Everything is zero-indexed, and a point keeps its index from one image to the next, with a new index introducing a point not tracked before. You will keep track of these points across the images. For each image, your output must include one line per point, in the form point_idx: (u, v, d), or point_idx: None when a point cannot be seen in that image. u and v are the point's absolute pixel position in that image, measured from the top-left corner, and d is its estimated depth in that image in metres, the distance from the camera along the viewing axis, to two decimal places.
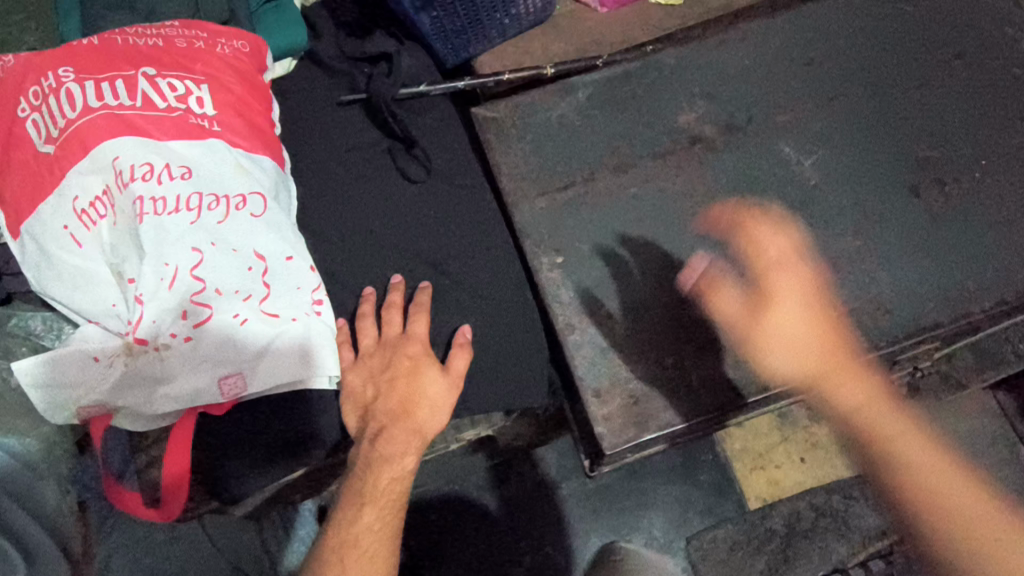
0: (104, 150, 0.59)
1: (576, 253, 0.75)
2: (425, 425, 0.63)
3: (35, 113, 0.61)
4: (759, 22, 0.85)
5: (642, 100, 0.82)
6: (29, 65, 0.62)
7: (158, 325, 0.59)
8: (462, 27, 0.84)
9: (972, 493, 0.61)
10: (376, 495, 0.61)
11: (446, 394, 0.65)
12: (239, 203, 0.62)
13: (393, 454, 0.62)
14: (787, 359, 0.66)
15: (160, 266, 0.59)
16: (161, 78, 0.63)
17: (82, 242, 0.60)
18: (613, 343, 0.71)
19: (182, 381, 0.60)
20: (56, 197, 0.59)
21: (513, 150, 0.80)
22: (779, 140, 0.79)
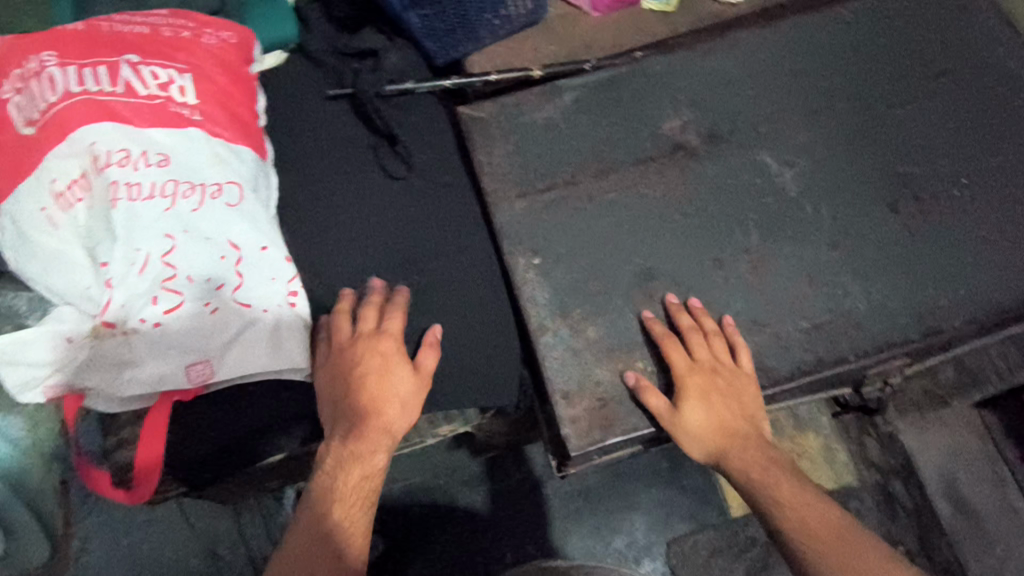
0: (83, 134, 0.60)
1: (554, 255, 0.75)
2: (395, 423, 0.63)
3: (17, 95, 0.61)
4: (747, 32, 0.86)
5: (628, 105, 0.83)
6: (13, 48, 0.62)
7: (127, 309, 0.61)
8: (451, 26, 0.84)
9: (872, 546, 0.58)
10: (346, 492, 0.60)
11: (415, 394, 0.65)
12: (214, 192, 0.63)
13: (363, 451, 0.61)
14: (688, 446, 0.67)
15: (131, 252, 0.60)
16: (144, 65, 0.64)
17: (57, 224, 0.60)
18: (585, 345, 0.72)
19: (149, 366, 0.61)
20: (34, 178, 0.59)
21: (497, 150, 0.81)
22: (761, 150, 0.80)
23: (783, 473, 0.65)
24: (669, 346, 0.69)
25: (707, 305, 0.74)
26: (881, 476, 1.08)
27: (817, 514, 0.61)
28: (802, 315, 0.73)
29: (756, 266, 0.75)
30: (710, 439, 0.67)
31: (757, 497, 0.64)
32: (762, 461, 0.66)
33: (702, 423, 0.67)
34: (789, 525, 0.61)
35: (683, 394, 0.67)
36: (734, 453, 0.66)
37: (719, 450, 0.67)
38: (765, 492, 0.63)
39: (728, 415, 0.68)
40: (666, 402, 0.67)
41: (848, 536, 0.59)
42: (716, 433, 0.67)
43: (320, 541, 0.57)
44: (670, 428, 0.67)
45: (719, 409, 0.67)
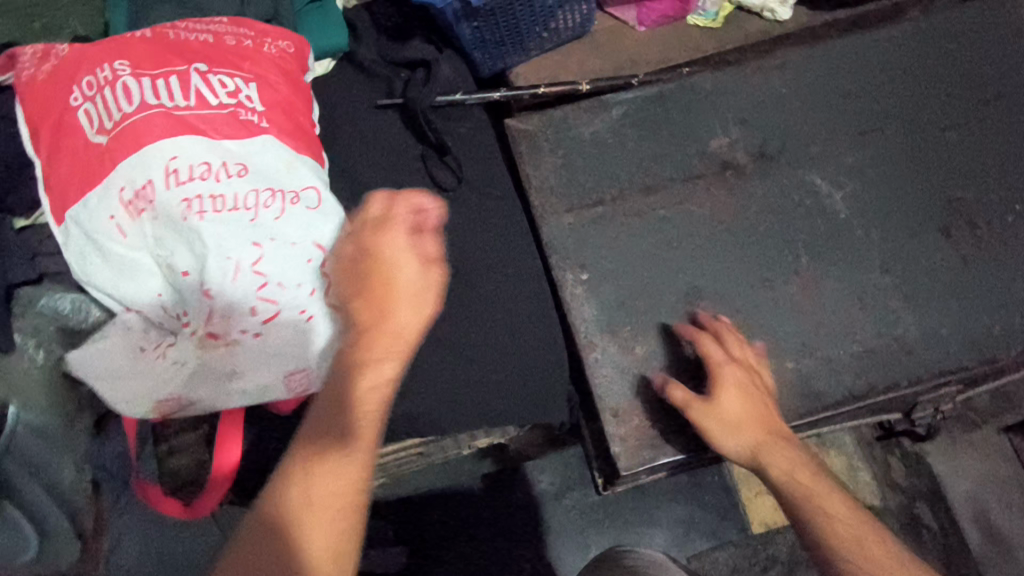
0: (160, 149, 0.61)
1: (602, 271, 0.75)
2: (403, 326, 0.58)
3: (89, 102, 0.63)
4: (797, 51, 0.85)
5: (676, 122, 0.83)
6: (86, 54, 0.64)
7: (227, 323, 0.62)
8: (500, 39, 0.84)
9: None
10: (353, 403, 0.55)
11: (424, 283, 0.60)
12: (294, 199, 0.65)
13: (370, 357, 0.57)
14: (722, 440, 0.65)
15: (224, 261, 0.60)
16: (213, 74, 0.65)
17: (124, 232, 0.61)
18: (634, 363, 0.71)
19: (251, 375, 0.63)
20: (102, 188, 0.61)
21: (544, 164, 0.81)
22: (810, 171, 0.79)
23: (828, 489, 0.62)
24: (703, 342, 0.69)
25: (758, 323, 0.73)
26: (906, 498, 1.05)
27: (869, 535, 0.58)
28: (853, 339, 0.72)
29: (806, 287, 0.74)
30: (745, 434, 0.65)
31: (804, 499, 0.61)
32: (806, 474, 0.63)
33: (736, 416, 0.65)
34: (837, 534, 0.58)
35: (718, 387, 0.66)
36: (772, 453, 0.64)
37: (756, 448, 0.65)
38: (818, 497, 0.61)
39: (760, 412, 0.66)
40: (689, 395, 0.66)
41: (896, 552, 0.56)
42: (752, 427, 0.65)
43: (323, 452, 0.52)
44: (701, 420, 0.65)
45: (754, 406, 0.66)
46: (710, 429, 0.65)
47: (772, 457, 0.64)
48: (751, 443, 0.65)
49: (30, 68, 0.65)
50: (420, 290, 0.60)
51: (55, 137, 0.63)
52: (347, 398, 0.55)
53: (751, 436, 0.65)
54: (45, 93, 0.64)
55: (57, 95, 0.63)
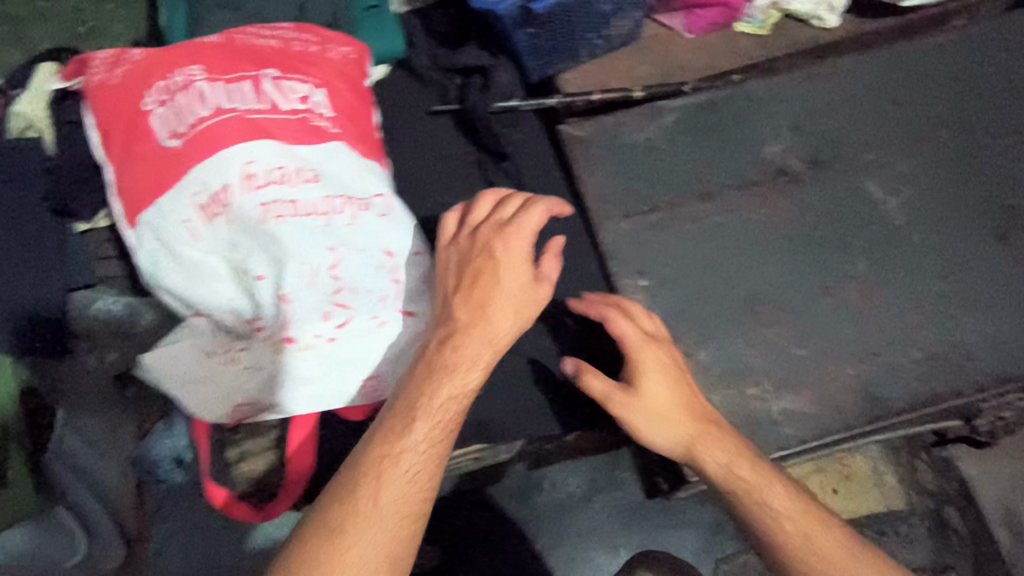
0: (235, 152, 0.61)
1: (660, 277, 0.76)
2: (497, 332, 0.59)
3: (163, 107, 0.63)
4: (846, 60, 0.86)
5: (728, 128, 0.83)
6: (159, 60, 0.64)
7: (302, 327, 0.60)
8: (553, 46, 0.83)
9: None
10: (433, 409, 0.55)
11: (533, 299, 0.61)
12: (364, 205, 0.65)
13: (457, 363, 0.57)
14: (649, 427, 0.63)
15: (301, 265, 0.60)
16: (284, 81, 0.66)
17: (201, 236, 0.61)
18: (695, 369, 0.72)
19: (324, 379, 0.61)
20: (179, 192, 0.61)
21: (599, 169, 0.81)
22: (865, 177, 0.80)
23: (773, 476, 0.60)
24: (610, 324, 0.67)
25: (817, 328, 0.73)
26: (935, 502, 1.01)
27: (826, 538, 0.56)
28: (913, 345, 0.72)
29: (866, 293, 0.74)
30: (677, 419, 0.63)
31: (742, 494, 0.59)
32: (741, 457, 0.61)
33: (663, 399, 0.63)
34: (784, 530, 0.57)
35: (638, 371, 0.64)
36: (707, 440, 0.62)
37: (688, 432, 0.62)
38: (761, 488, 0.59)
39: (687, 393, 0.64)
40: (607, 385, 0.64)
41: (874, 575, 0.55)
42: (681, 411, 0.63)
43: (392, 453, 0.52)
44: (621, 410, 0.63)
45: (676, 389, 0.64)
46: (632, 419, 0.63)
47: (705, 441, 0.61)
48: (683, 428, 0.62)
49: (102, 74, 0.65)
50: (523, 299, 0.61)
51: (128, 141, 0.63)
52: (428, 399, 0.55)
53: (681, 419, 0.63)
54: (118, 99, 0.64)
55: (130, 100, 0.64)
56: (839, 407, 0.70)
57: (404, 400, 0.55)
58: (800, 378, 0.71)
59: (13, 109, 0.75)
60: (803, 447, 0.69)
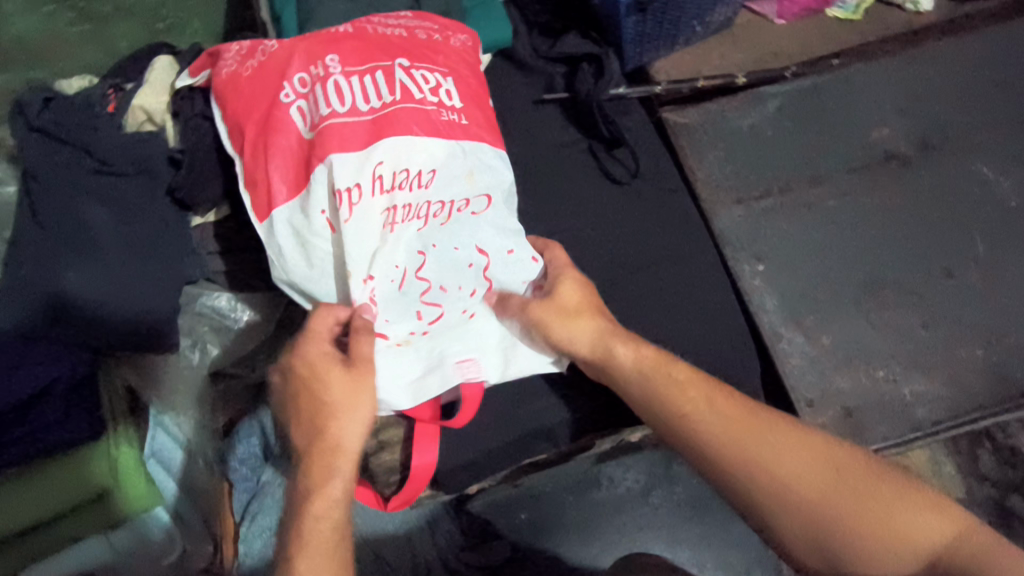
0: (370, 149, 0.59)
1: (777, 261, 0.76)
2: (341, 441, 0.54)
3: (301, 100, 0.62)
4: (942, 45, 0.87)
5: (832, 113, 0.83)
6: (297, 52, 0.63)
7: (397, 324, 0.62)
8: (658, 33, 0.84)
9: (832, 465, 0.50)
10: (305, 539, 0.50)
11: (359, 390, 0.55)
12: (462, 205, 0.63)
13: (310, 489, 0.53)
14: (568, 331, 0.61)
15: (395, 267, 0.60)
16: (415, 71, 0.64)
17: (333, 231, 0.59)
18: (821, 354, 0.71)
19: (418, 370, 0.61)
20: (313, 185, 0.58)
21: (707, 157, 0.81)
22: (976, 161, 0.80)
23: (679, 370, 0.58)
24: (548, 250, 0.66)
25: (943, 310, 0.73)
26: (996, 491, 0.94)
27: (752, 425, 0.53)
28: None
29: (988, 274, 0.74)
30: (591, 325, 0.61)
31: (654, 377, 0.57)
32: (644, 355, 0.59)
33: (576, 304, 0.62)
34: (702, 419, 0.54)
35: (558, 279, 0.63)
36: (619, 343, 0.60)
37: (598, 334, 0.61)
38: (663, 368, 0.58)
39: (599, 304, 0.63)
40: (522, 300, 0.62)
41: (768, 427, 0.53)
42: (591, 316, 0.61)
43: None
44: (535, 311, 0.61)
45: (591, 301, 0.63)
46: (549, 321, 0.61)
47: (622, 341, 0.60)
48: (596, 328, 0.61)
49: (233, 66, 0.64)
50: (352, 395, 0.55)
51: (261, 134, 0.61)
52: (295, 536, 0.51)
53: (588, 322, 0.61)
54: (253, 90, 0.63)
55: (265, 92, 0.62)
56: (972, 387, 0.70)
57: (281, 544, 0.52)
58: (929, 359, 0.71)
59: (133, 102, 0.74)
60: (937, 429, 0.69)
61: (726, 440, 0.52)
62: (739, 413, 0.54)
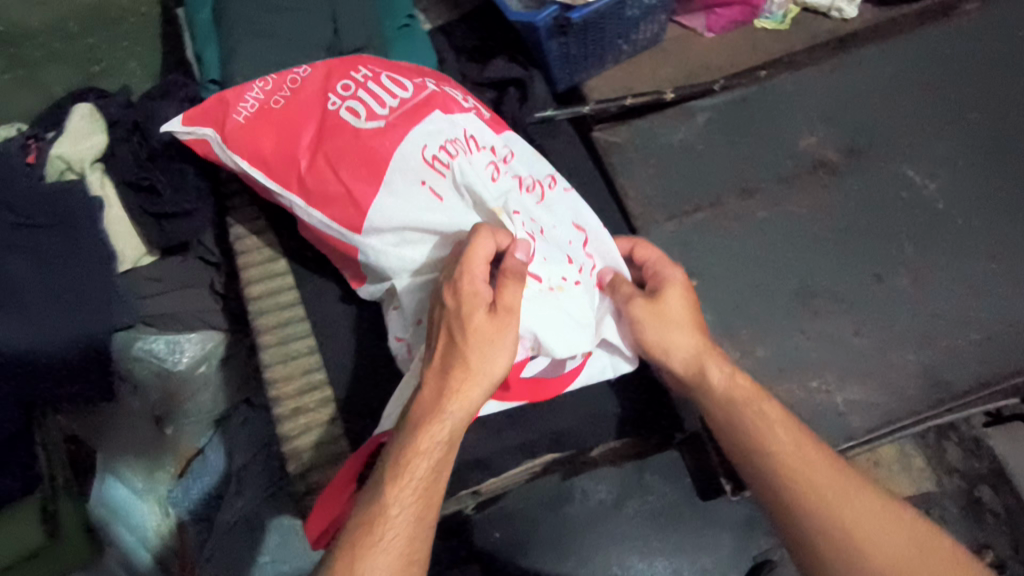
0: (457, 120, 0.61)
1: (710, 275, 0.76)
2: (473, 387, 0.51)
3: (349, 103, 0.60)
4: (871, 48, 0.87)
5: (761, 124, 0.83)
6: (331, 66, 0.63)
7: (550, 266, 0.58)
8: (585, 53, 0.85)
9: (909, 531, 0.51)
10: (406, 472, 0.49)
11: (499, 342, 0.52)
12: (549, 183, 0.64)
13: (427, 419, 0.51)
14: (670, 337, 0.60)
15: (529, 217, 0.60)
16: (443, 83, 0.65)
17: (440, 195, 0.58)
18: (754, 366, 0.72)
19: (570, 308, 0.58)
20: (407, 158, 0.58)
21: (637, 173, 0.81)
22: (903, 164, 0.80)
23: (768, 402, 0.58)
24: (638, 249, 0.65)
25: (874, 316, 0.73)
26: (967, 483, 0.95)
27: (829, 467, 0.54)
28: (970, 327, 0.72)
29: (918, 278, 0.75)
30: (692, 337, 0.60)
31: (744, 406, 0.57)
32: (741, 387, 0.59)
33: (681, 311, 0.61)
34: (789, 466, 0.54)
35: (663, 286, 0.62)
36: (716, 363, 0.60)
37: (696, 349, 0.60)
38: (755, 404, 0.57)
39: (701, 318, 0.62)
40: (630, 288, 0.62)
41: (854, 492, 0.52)
42: (695, 332, 0.61)
43: (367, 528, 0.48)
44: (638, 309, 0.60)
45: (695, 317, 0.62)
46: (649, 321, 0.60)
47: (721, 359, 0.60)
48: (699, 341, 0.60)
49: (260, 98, 0.61)
50: (488, 338, 0.51)
51: (320, 144, 0.59)
52: (397, 464, 0.50)
53: (688, 335, 0.60)
54: (299, 106, 0.61)
55: (307, 109, 0.61)
56: (905, 392, 0.70)
57: (385, 464, 0.50)
58: (863, 367, 0.71)
59: (52, 152, 0.77)
60: (872, 435, 0.68)
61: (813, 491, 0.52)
62: (826, 464, 0.54)
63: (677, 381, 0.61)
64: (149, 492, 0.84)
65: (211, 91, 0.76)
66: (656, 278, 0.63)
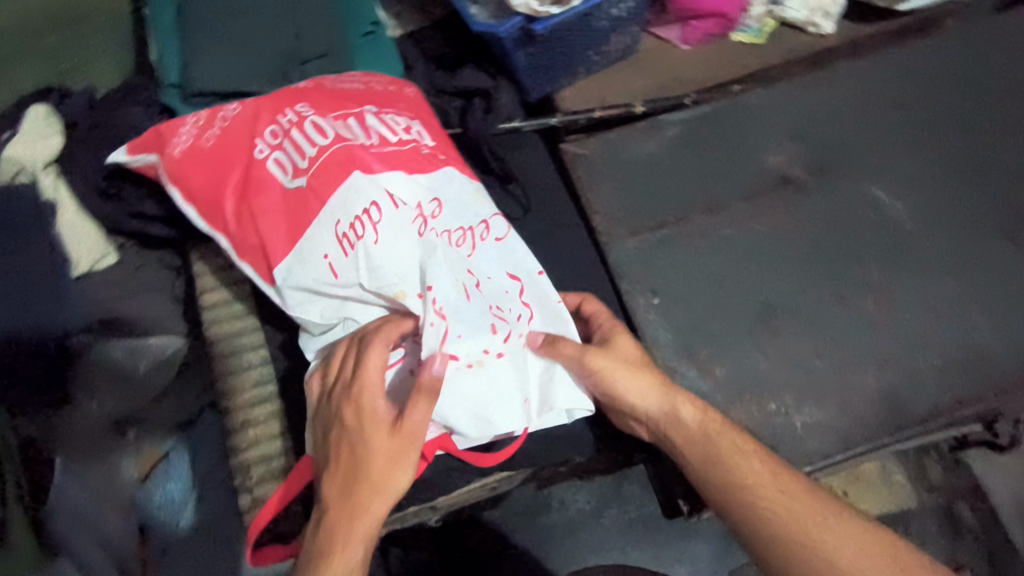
0: (375, 180, 0.60)
1: (672, 292, 0.75)
2: (375, 503, 0.53)
3: (276, 152, 0.63)
4: (845, 64, 0.86)
5: (731, 139, 0.82)
6: (262, 108, 0.66)
7: (472, 341, 0.57)
8: (553, 64, 0.84)
9: (891, 545, 0.53)
10: None
11: (400, 453, 0.53)
12: (481, 232, 0.65)
13: (332, 541, 0.52)
14: (637, 382, 0.61)
15: (454, 282, 0.58)
16: (383, 116, 0.66)
17: (339, 272, 0.59)
18: (713, 387, 0.70)
19: (484, 395, 0.58)
20: (317, 227, 0.59)
21: (603, 187, 0.80)
22: (872, 184, 0.79)
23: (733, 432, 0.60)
24: (586, 304, 0.67)
25: (836, 338, 0.72)
26: (942, 500, 0.94)
27: (804, 491, 0.56)
28: (932, 351, 0.71)
29: (882, 301, 0.74)
30: (656, 382, 0.62)
31: (717, 438, 0.59)
32: (705, 420, 0.60)
33: (637, 359, 0.63)
34: (768, 495, 0.55)
35: (616, 337, 0.64)
36: (681, 402, 0.61)
37: (662, 393, 0.61)
38: (726, 435, 0.59)
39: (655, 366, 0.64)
40: (579, 345, 0.61)
41: (833, 517, 0.54)
42: (657, 377, 0.62)
43: None
44: (597, 360, 0.61)
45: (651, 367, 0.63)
46: (613, 369, 0.61)
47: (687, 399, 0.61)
48: (662, 384, 0.62)
49: (194, 136, 0.66)
50: (389, 452, 0.53)
51: (244, 196, 0.62)
52: None
53: (651, 381, 0.62)
54: (228, 153, 0.64)
55: (237, 155, 0.64)
56: (863, 417, 0.69)
57: None
58: (822, 390, 0.70)
59: (4, 154, 0.76)
60: (828, 460, 0.68)
61: (798, 525, 0.53)
62: (800, 488, 0.56)
63: (650, 426, 0.62)
64: (113, 502, 0.73)
65: (171, 95, 0.77)
66: (608, 333, 0.64)
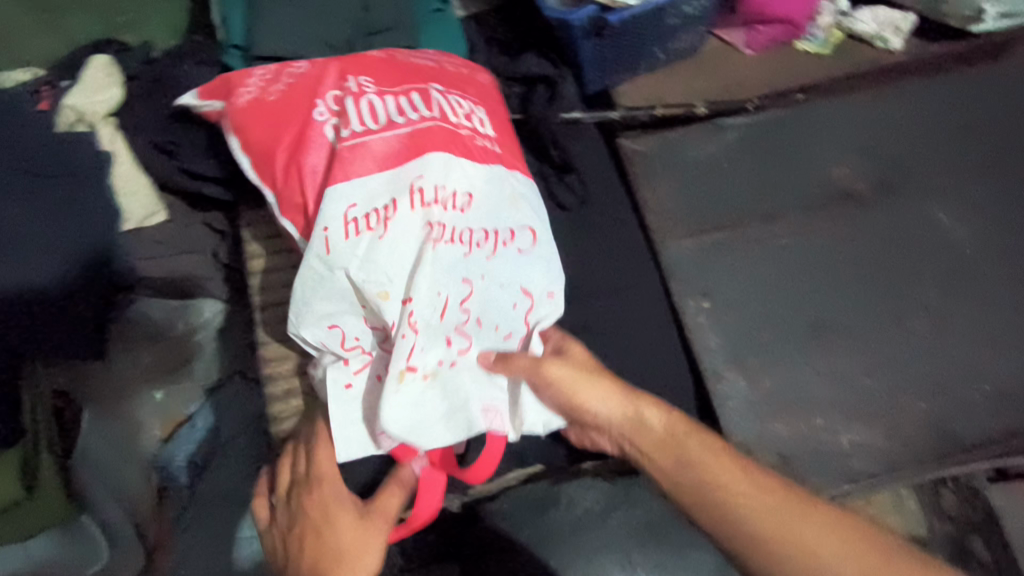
0: (409, 166, 0.58)
1: (723, 297, 0.74)
2: None
3: (333, 118, 0.61)
4: (914, 81, 0.85)
5: (792, 147, 0.81)
6: (329, 73, 0.64)
7: (426, 352, 0.56)
8: (618, 58, 0.83)
9: (875, 541, 0.52)
10: None
11: (367, 535, 0.57)
12: (507, 238, 0.61)
13: None
14: (599, 390, 0.61)
15: (435, 296, 0.56)
16: (449, 96, 0.65)
17: (333, 248, 0.56)
18: (760, 397, 0.69)
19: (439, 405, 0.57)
20: (329, 201, 0.57)
21: (660, 186, 0.79)
22: (933, 205, 0.78)
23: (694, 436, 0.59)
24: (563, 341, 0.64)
25: (889, 357, 0.71)
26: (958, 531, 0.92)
27: (773, 491, 0.55)
28: (985, 379, 0.70)
29: (938, 325, 0.72)
30: (616, 389, 0.61)
31: (682, 441, 0.58)
32: (666, 423, 0.60)
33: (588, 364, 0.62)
34: (741, 497, 0.54)
35: (569, 347, 0.63)
36: (646, 405, 0.61)
37: (620, 401, 0.61)
38: (695, 436, 0.59)
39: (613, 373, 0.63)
40: (533, 357, 0.59)
41: (812, 512, 0.53)
42: (618, 383, 0.62)
43: None
44: (552, 366, 0.59)
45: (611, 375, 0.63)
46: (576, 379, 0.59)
47: (649, 406, 0.61)
48: (622, 389, 0.61)
49: (259, 88, 0.64)
50: (354, 535, 0.56)
51: (295, 154, 0.61)
52: None
53: (613, 386, 0.61)
54: (286, 111, 0.62)
55: (297, 112, 0.62)
56: (910, 439, 0.68)
57: None
58: (870, 409, 0.69)
59: (64, 102, 0.75)
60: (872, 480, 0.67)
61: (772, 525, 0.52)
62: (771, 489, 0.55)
63: (613, 436, 0.61)
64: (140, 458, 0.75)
65: (234, 57, 0.77)
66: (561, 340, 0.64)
